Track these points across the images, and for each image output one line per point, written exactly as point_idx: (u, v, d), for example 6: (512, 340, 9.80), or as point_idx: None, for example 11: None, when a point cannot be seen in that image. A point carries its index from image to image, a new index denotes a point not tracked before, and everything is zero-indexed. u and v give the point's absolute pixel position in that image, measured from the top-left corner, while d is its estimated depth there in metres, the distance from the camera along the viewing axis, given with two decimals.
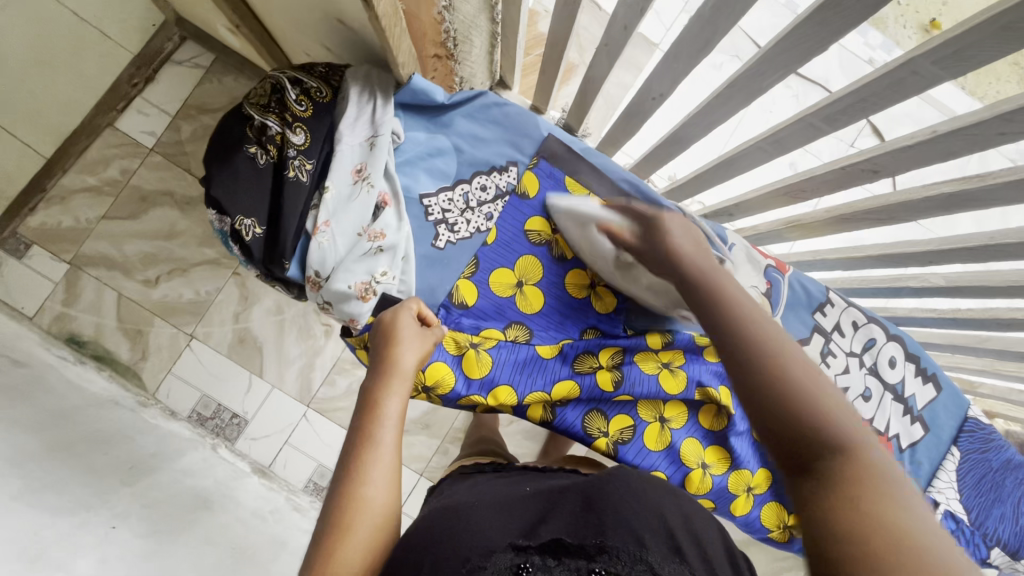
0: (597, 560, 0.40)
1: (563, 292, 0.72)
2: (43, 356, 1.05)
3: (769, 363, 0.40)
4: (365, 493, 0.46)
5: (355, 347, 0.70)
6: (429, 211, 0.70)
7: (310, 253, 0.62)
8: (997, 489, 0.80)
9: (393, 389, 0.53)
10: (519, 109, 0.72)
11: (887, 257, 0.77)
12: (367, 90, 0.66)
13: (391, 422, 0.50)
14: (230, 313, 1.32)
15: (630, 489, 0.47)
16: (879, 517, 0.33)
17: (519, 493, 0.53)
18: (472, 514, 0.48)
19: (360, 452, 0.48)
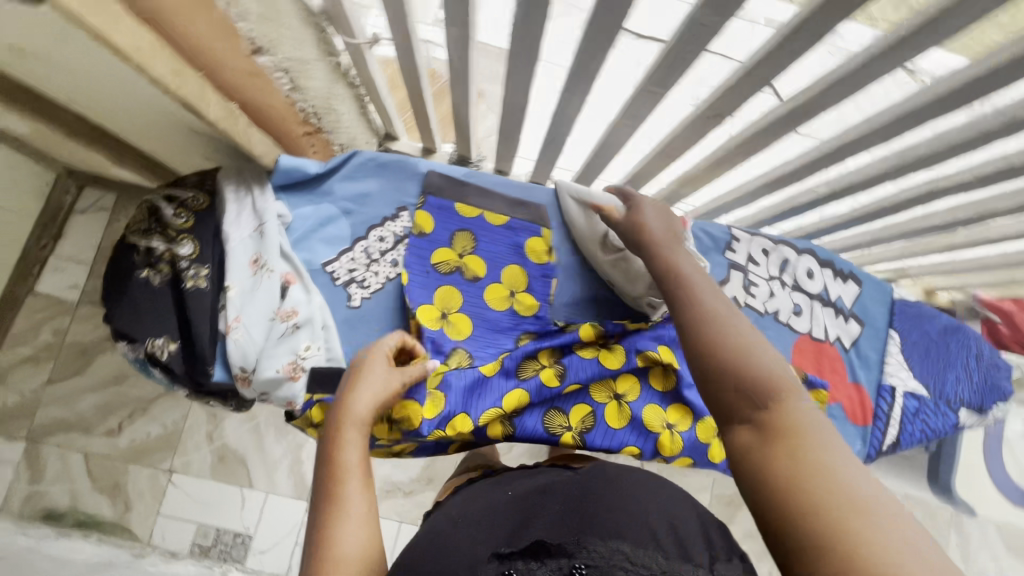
0: (574, 556, 0.46)
1: (487, 310, 0.73)
2: (18, 540, 1.01)
3: (721, 337, 0.48)
4: (339, 551, 0.47)
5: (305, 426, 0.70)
6: (335, 276, 0.70)
7: (231, 353, 0.63)
8: (946, 355, 0.87)
9: (348, 440, 0.54)
10: (394, 156, 0.75)
11: (770, 182, 0.81)
12: (242, 186, 0.69)
13: (351, 472, 0.52)
14: (203, 435, 1.31)
15: (613, 495, 0.53)
16: (803, 454, 0.39)
17: (499, 501, 0.57)
18: (455, 534, 0.52)
19: (328, 510, 0.49)
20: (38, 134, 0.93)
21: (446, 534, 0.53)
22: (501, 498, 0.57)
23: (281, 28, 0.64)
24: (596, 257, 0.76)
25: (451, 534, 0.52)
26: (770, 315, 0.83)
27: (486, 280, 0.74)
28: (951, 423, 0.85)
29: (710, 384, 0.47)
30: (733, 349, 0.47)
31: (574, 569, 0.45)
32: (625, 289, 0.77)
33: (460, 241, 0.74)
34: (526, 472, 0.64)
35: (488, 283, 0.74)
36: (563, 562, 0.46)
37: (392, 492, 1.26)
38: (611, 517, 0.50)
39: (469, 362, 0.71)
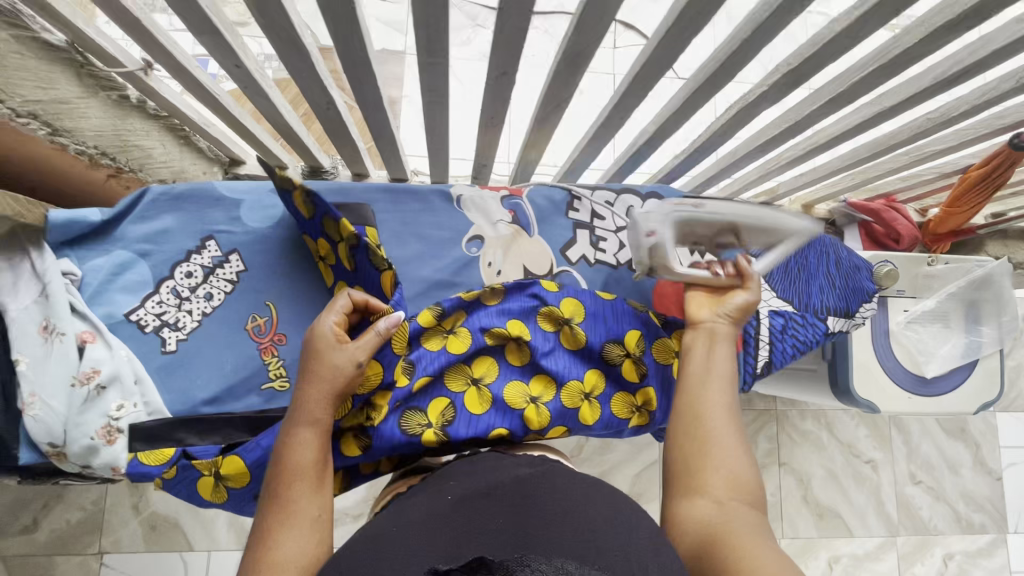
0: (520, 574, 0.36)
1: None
2: None
3: (709, 425, 0.56)
4: (277, 557, 0.46)
5: (201, 475, 0.60)
6: (142, 325, 0.66)
7: (33, 431, 0.57)
8: (807, 267, 0.88)
9: (299, 439, 0.52)
10: (188, 185, 0.70)
11: (620, 104, 0.78)
12: (14, 249, 0.61)
13: (302, 474, 0.50)
14: (129, 508, 1.37)
15: (565, 508, 0.50)
16: (745, 542, 0.49)
17: (439, 511, 0.50)
18: (386, 553, 0.45)
19: (275, 515, 0.48)
20: None
21: (373, 540, 0.47)
22: (440, 509, 0.50)
23: (13, 71, 0.60)
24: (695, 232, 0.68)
25: (378, 553, 0.45)
26: (625, 266, 0.82)
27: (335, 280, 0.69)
28: (820, 331, 0.85)
29: (696, 449, 0.56)
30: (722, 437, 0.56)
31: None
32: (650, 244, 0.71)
33: (327, 225, 0.64)
34: (481, 463, 0.59)
35: (337, 280, 0.69)
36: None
37: (337, 520, 1.24)
38: (557, 540, 0.46)
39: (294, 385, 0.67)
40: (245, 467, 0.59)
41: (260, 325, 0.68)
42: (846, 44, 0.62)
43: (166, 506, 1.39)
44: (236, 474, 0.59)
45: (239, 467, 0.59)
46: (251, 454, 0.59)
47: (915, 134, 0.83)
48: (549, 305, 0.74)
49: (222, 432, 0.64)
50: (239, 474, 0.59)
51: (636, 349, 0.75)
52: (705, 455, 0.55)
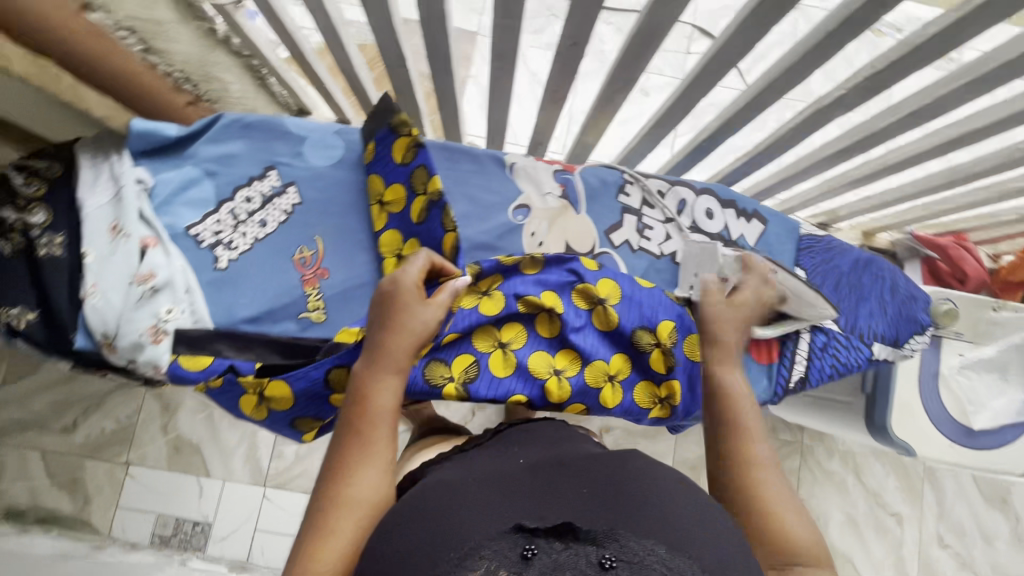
0: (606, 547, 0.41)
1: (385, 259, 0.71)
2: None
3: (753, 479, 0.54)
4: (351, 490, 0.50)
5: (247, 392, 0.65)
6: (199, 239, 0.69)
7: (91, 319, 0.63)
8: (858, 288, 0.84)
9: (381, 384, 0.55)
10: (259, 116, 0.73)
11: (690, 89, 0.76)
12: (101, 153, 0.68)
13: (382, 416, 0.53)
14: (158, 428, 1.45)
15: (638, 475, 0.50)
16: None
17: (511, 472, 0.52)
18: (466, 495, 0.47)
19: (354, 450, 0.52)
20: None
21: (452, 489, 0.48)
22: (514, 468, 0.52)
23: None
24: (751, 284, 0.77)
25: (459, 494, 0.48)
26: (667, 257, 0.81)
27: (387, 225, 0.71)
28: (865, 356, 0.81)
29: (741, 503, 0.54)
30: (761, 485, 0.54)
31: (602, 561, 0.39)
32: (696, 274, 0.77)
33: (418, 177, 0.68)
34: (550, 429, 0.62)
35: (390, 227, 0.71)
36: (592, 549, 0.40)
37: None
38: (648, 519, 0.45)
39: (329, 318, 0.70)
40: (291, 394, 0.64)
41: (306, 258, 0.71)
42: (939, 51, 0.60)
43: (191, 431, 1.47)
44: (279, 397, 0.65)
45: (282, 390, 0.64)
46: (298, 383, 0.63)
47: (1001, 164, 0.79)
48: (586, 282, 0.74)
49: (256, 351, 0.67)
50: (282, 397, 0.65)
51: (668, 339, 0.74)
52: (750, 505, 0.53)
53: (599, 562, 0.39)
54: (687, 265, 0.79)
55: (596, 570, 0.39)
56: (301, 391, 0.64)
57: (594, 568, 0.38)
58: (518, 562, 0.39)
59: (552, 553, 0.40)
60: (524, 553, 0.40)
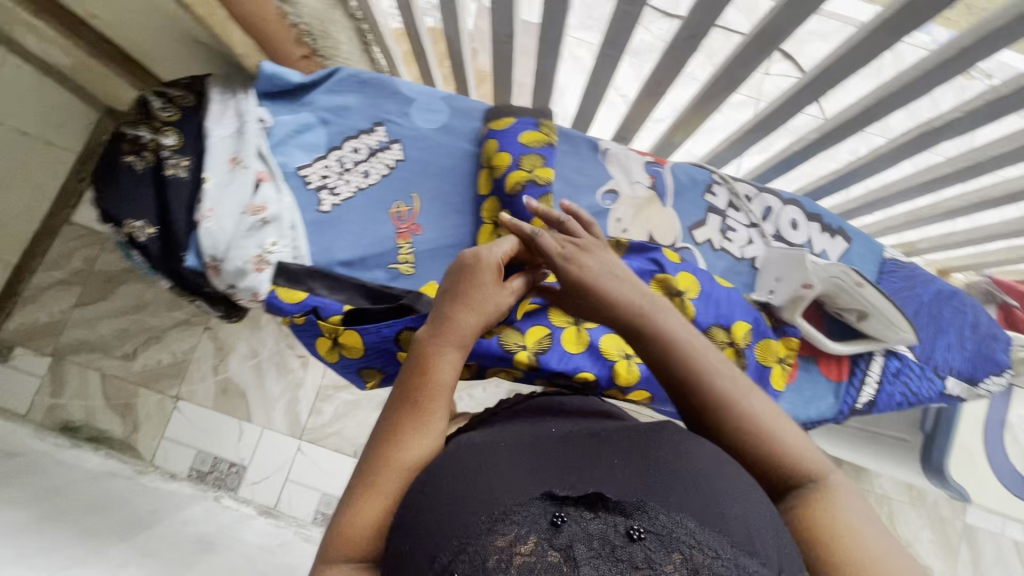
0: (633, 518, 0.39)
1: (483, 224, 0.73)
2: (38, 446, 1.28)
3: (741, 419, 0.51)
4: (402, 457, 0.47)
5: (323, 334, 0.69)
6: (308, 180, 0.72)
7: (203, 240, 0.66)
8: (937, 320, 0.82)
9: (446, 355, 0.51)
10: (374, 74, 0.77)
11: (784, 107, 0.76)
12: (229, 90, 0.73)
13: (441, 392, 0.50)
14: (209, 368, 1.51)
15: (677, 450, 0.46)
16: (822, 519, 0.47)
17: (545, 438, 0.50)
18: (502, 455, 0.46)
19: (410, 417, 0.49)
20: (82, 65, 1.16)
21: (487, 448, 0.47)
22: (545, 437, 0.50)
23: None
24: (836, 299, 0.75)
25: (494, 453, 0.46)
26: (747, 261, 0.81)
27: (490, 191, 0.72)
28: (938, 389, 0.80)
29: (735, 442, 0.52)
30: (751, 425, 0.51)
31: (630, 532, 0.38)
32: (779, 283, 0.76)
33: (528, 159, 0.70)
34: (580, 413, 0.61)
35: (492, 194, 0.72)
36: (619, 520, 0.40)
37: None
38: (682, 495, 0.42)
39: (418, 272, 0.73)
40: (362, 344, 0.67)
41: (402, 212, 0.74)
42: None
43: (240, 375, 1.52)
44: (351, 346, 0.68)
45: (355, 339, 0.67)
46: (370, 336, 0.66)
47: None
48: (666, 273, 0.72)
49: (347, 293, 0.70)
50: (354, 345, 0.68)
51: (742, 340, 0.73)
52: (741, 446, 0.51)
53: (626, 534, 0.38)
54: (767, 272, 0.78)
55: (622, 543, 0.38)
56: (371, 344, 0.67)
57: (621, 540, 0.38)
58: (548, 528, 0.38)
59: (581, 521, 0.39)
60: (554, 518, 0.39)
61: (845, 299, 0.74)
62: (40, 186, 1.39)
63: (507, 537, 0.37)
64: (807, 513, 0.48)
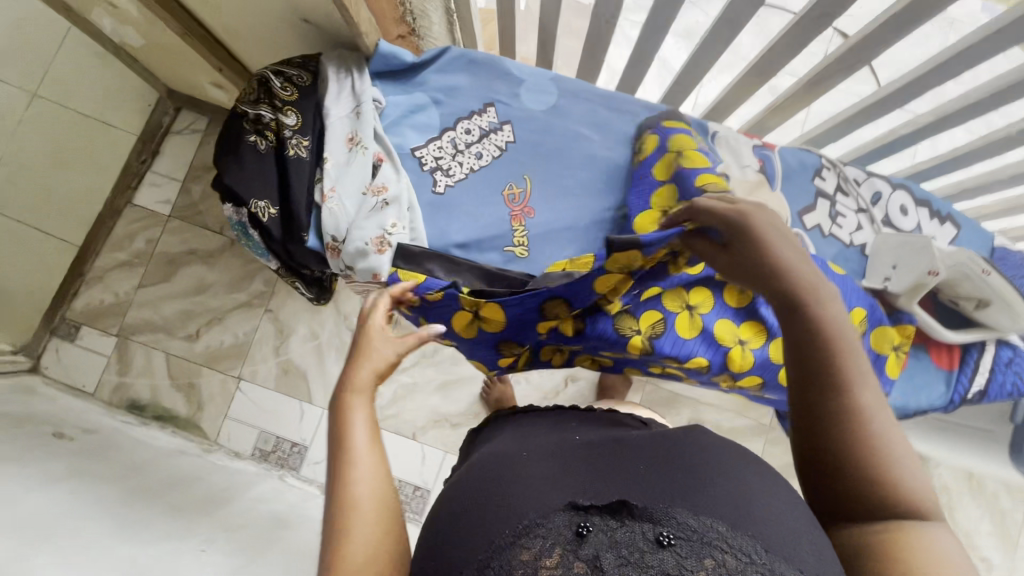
0: (663, 525, 0.36)
1: (649, 207, 0.69)
2: (110, 426, 1.30)
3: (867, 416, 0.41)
4: (354, 492, 0.43)
5: (461, 310, 0.67)
6: (423, 162, 0.72)
7: (325, 221, 0.67)
8: None
9: (355, 400, 0.48)
10: (483, 54, 0.76)
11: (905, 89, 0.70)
12: (343, 68, 0.72)
13: (361, 427, 0.46)
14: (271, 348, 1.50)
15: (708, 452, 0.44)
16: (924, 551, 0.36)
17: (569, 447, 0.48)
18: (525, 467, 0.45)
19: (339, 461, 0.44)
20: (153, 44, 1.14)
21: (509, 466, 0.46)
22: (570, 444, 0.49)
23: None
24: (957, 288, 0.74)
25: (517, 468, 0.45)
26: (857, 247, 0.79)
27: (669, 178, 0.69)
28: None
29: (839, 440, 0.41)
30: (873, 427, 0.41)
31: (659, 538, 0.36)
32: (904, 268, 0.74)
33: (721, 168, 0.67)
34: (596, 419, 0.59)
35: (671, 182, 0.68)
36: (647, 527, 0.37)
37: (440, 421, 1.33)
38: (714, 495, 0.39)
39: (532, 255, 0.73)
40: (504, 318, 0.66)
41: (515, 194, 0.74)
42: None
43: (300, 356, 1.50)
44: (492, 319, 0.67)
45: (497, 310, 0.66)
46: (513, 309, 0.65)
47: None
48: None
49: (463, 277, 0.69)
50: (494, 317, 0.67)
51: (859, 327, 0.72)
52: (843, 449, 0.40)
53: (655, 540, 0.35)
54: (880, 259, 0.77)
55: (652, 548, 0.35)
56: (512, 317, 0.67)
57: (650, 546, 0.35)
58: (572, 539, 0.36)
59: (609, 531, 0.36)
60: (576, 528, 0.37)
61: (968, 287, 0.73)
62: None
63: (530, 551, 0.36)
64: (896, 541, 0.37)
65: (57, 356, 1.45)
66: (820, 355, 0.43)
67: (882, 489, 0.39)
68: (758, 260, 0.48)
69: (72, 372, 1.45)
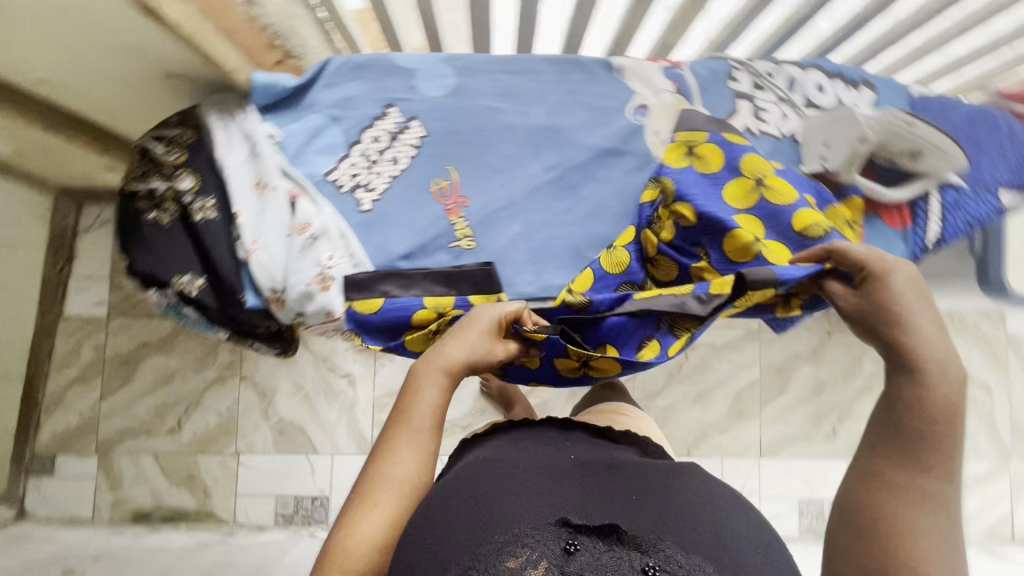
0: (649, 555, 0.42)
1: (738, 226, 0.61)
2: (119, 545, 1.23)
3: (917, 486, 0.44)
4: (393, 469, 0.52)
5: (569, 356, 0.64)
6: (339, 184, 0.68)
7: (258, 276, 0.64)
8: (976, 141, 0.78)
9: (430, 381, 0.56)
10: (367, 55, 0.72)
11: None
12: (225, 113, 0.68)
13: (425, 408, 0.55)
14: (259, 414, 1.44)
15: (698, 489, 0.49)
16: None
17: (562, 465, 0.52)
18: (514, 480, 0.49)
19: (399, 428, 0.54)
20: (23, 148, 1.06)
21: (503, 475, 0.50)
22: (564, 463, 0.52)
23: None
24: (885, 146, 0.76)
25: (509, 481, 0.49)
26: (788, 138, 0.79)
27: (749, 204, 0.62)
28: (993, 207, 0.77)
29: (875, 489, 0.45)
30: (913, 494, 0.44)
31: (645, 567, 0.41)
32: (834, 146, 0.76)
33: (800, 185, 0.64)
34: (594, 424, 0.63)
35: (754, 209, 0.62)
36: (634, 555, 0.42)
37: (450, 429, 1.31)
38: (692, 530, 0.44)
39: (479, 243, 0.70)
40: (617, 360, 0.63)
41: (444, 188, 0.71)
42: None
43: (291, 412, 1.45)
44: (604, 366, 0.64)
45: (612, 361, 0.63)
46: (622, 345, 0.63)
47: None
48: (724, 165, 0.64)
49: (420, 285, 0.67)
50: (607, 367, 0.64)
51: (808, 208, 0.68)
52: (877, 499, 0.45)
53: (641, 569, 0.40)
54: (812, 141, 0.78)
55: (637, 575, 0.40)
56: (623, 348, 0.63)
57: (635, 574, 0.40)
58: (559, 556, 0.41)
59: (596, 553, 0.41)
60: (566, 548, 0.42)
61: (891, 140, 0.76)
62: (20, 289, 1.29)
63: (518, 559, 0.41)
64: None
65: (40, 494, 1.38)
66: (906, 412, 0.46)
67: (913, 526, 0.43)
68: (895, 309, 0.48)
69: (61, 504, 1.38)
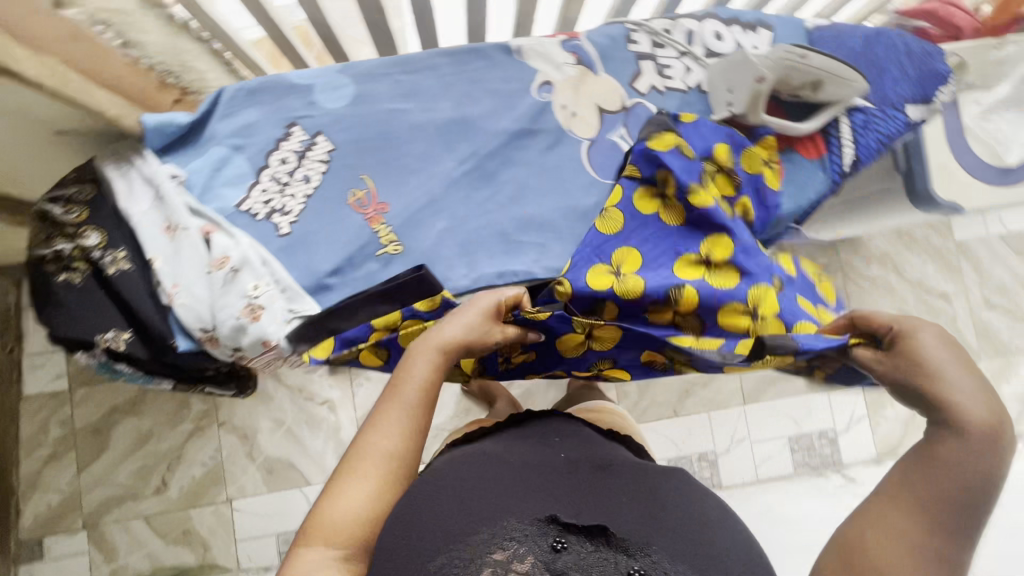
0: (635, 559, 0.43)
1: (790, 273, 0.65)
2: None
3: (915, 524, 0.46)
4: (377, 442, 0.54)
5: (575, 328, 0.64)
6: (253, 213, 0.67)
7: (185, 318, 0.62)
8: (875, 62, 0.81)
9: (422, 357, 0.58)
10: (260, 80, 0.71)
11: None
12: (123, 163, 0.67)
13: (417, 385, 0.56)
14: (244, 457, 1.42)
15: (682, 490, 0.52)
16: None
17: (553, 463, 0.53)
18: (500, 480, 0.50)
19: (388, 403, 0.56)
20: None
21: (494, 474, 0.51)
22: (554, 461, 0.53)
23: None
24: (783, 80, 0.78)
25: (498, 482, 0.50)
26: (694, 90, 0.81)
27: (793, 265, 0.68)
28: (901, 122, 0.79)
29: (880, 509, 0.48)
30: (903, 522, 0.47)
31: (630, 569, 0.42)
32: (736, 89, 0.76)
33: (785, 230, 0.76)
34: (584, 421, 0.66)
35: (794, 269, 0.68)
36: (621, 557, 0.43)
37: (436, 435, 1.31)
38: (677, 537, 0.46)
39: (406, 246, 0.70)
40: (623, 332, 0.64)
41: (361, 198, 0.71)
42: None
43: (276, 449, 1.43)
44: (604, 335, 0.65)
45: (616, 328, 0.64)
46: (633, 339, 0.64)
47: None
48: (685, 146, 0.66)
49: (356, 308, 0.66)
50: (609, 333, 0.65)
51: (727, 161, 0.68)
52: (879, 520, 0.48)
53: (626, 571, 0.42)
54: (716, 88, 0.79)
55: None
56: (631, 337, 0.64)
57: None
58: (548, 552, 0.43)
59: (581, 549, 0.43)
60: (554, 547, 0.43)
61: (794, 73, 0.77)
62: None
63: (505, 553, 0.43)
64: None
65: None
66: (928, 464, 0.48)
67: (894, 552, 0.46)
68: (926, 370, 0.49)
69: None
